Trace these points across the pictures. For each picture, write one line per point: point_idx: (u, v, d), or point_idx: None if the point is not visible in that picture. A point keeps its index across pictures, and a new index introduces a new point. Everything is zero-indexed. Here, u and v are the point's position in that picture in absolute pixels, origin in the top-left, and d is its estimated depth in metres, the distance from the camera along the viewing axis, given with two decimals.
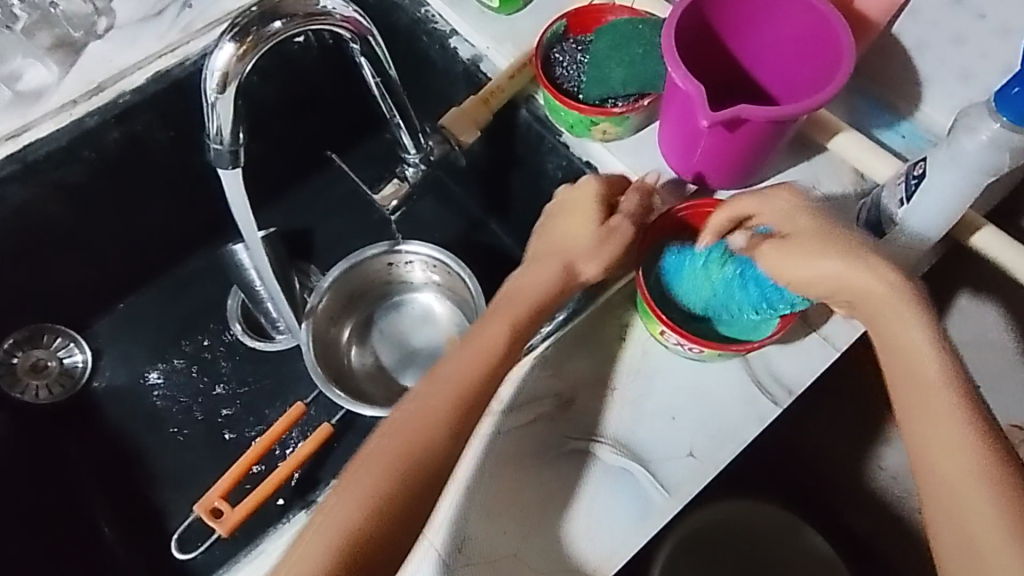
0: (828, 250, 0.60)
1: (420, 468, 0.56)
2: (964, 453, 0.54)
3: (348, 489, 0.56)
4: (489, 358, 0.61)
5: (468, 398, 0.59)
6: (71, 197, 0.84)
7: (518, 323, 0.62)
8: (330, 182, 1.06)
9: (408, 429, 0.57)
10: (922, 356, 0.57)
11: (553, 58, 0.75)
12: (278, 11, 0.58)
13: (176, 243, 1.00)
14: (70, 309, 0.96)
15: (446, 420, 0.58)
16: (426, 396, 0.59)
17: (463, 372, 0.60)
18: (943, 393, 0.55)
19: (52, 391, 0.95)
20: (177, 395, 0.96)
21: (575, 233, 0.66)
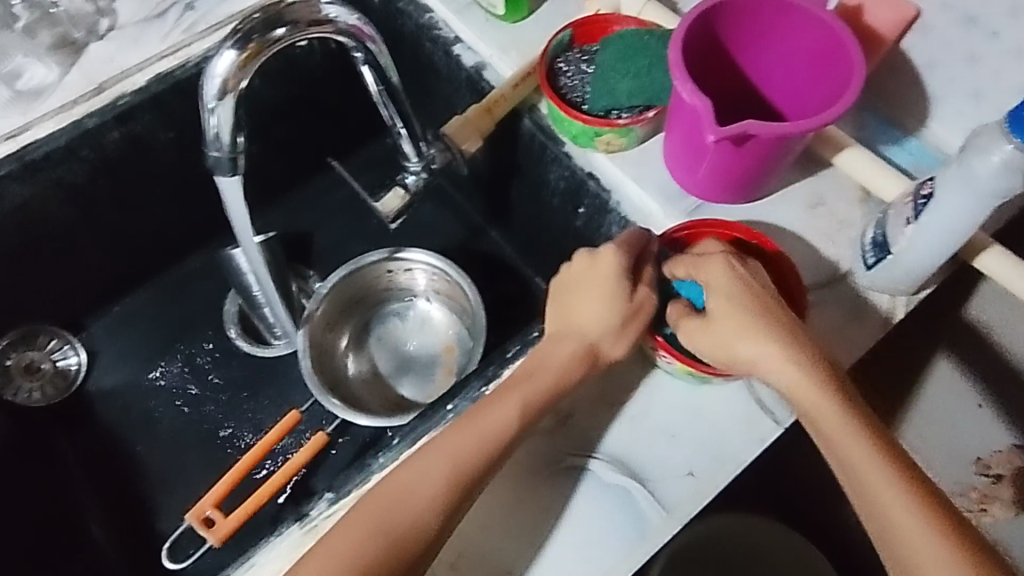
0: (744, 326, 0.59)
1: (409, 545, 0.56)
2: (905, 513, 0.54)
3: (329, 546, 0.56)
4: (497, 438, 0.59)
5: (467, 479, 0.57)
6: (69, 197, 0.83)
7: (530, 402, 0.60)
8: (331, 185, 1.05)
9: (402, 499, 0.57)
10: (853, 434, 0.56)
11: (558, 68, 0.75)
12: (282, 16, 0.58)
13: (174, 246, 0.99)
14: (64, 310, 0.94)
15: (437, 496, 0.57)
16: (424, 467, 0.58)
17: (467, 449, 0.58)
18: (875, 459, 0.56)
19: (46, 393, 0.93)
20: (172, 399, 0.95)
21: (598, 308, 0.63)
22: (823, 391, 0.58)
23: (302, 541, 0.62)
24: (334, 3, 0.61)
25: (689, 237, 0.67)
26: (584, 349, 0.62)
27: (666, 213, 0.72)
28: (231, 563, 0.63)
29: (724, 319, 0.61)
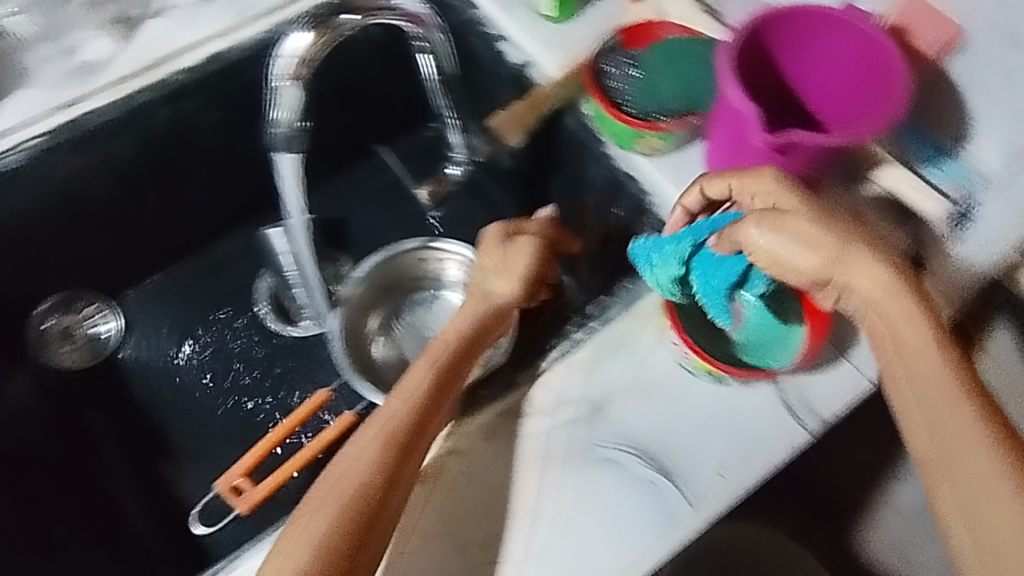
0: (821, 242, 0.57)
1: (365, 509, 0.56)
2: (966, 415, 0.55)
3: (301, 523, 0.56)
4: (417, 398, 0.62)
5: (400, 436, 0.59)
6: (117, 170, 0.86)
7: (438, 361, 0.64)
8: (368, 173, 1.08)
9: (348, 472, 0.57)
10: (928, 352, 0.57)
11: (604, 70, 0.77)
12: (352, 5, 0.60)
13: (211, 224, 1.01)
14: (103, 278, 0.97)
15: (376, 461, 0.58)
16: (361, 439, 0.59)
17: (390, 408, 0.61)
18: (940, 363, 0.56)
19: (81, 357, 0.96)
20: (202, 372, 0.97)
21: (508, 273, 0.69)
22: (891, 295, 0.57)
23: None
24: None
25: None
26: (486, 310, 0.68)
27: None
28: (264, 532, 0.64)
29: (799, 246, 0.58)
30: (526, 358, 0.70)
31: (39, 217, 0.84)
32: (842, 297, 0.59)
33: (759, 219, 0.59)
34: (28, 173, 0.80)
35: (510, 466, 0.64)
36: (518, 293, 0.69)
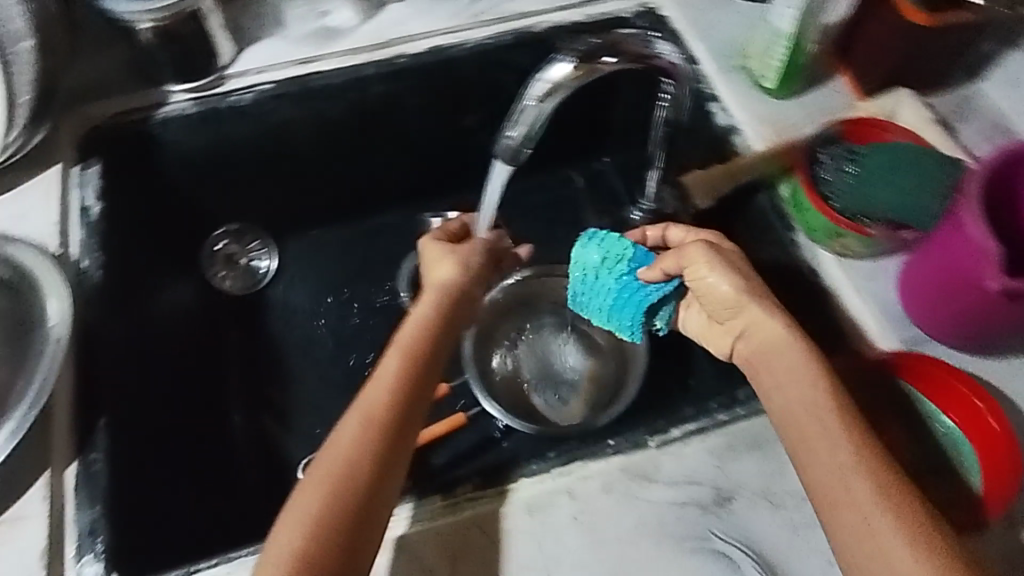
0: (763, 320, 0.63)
1: (352, 494, 0.55)
2: (829, 424, 0.57)
3: (297, 504, 0.55)
4: (391, 385, 0.61)
5: (383, 420, 0.59)
6: (323, 127, 0.92)
7: (413, 351, 0.64)
8: (526, 190, 1.12)
9: (332, 454, 0.57)
10: (829, 425, 0.57)
11: (817, 158, 0.74)
12: (618, 47, 0.60)
13: (379, 197, 1.06)
14: (274, 218, 1.03)
15: (362, 445, 0.57)
16: (343, 424, 0.59)
17: (379, 398, 0.60)
18: (804, 377, 0.60)
19: (234, 284, 1.02)
20: (333, 329, 1.01)
21: (441, 261, 0.71)
22: (790, 331, 0.62)
23: (439, 513, 0.61)
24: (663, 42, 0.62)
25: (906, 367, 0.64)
26: (438, 292, 0.69)
27: (881, 335, 0.69)
28: None
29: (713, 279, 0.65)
30: (663, 422, 0.65)
31: (248, 150, 0.91)
32: (741, 335, 0.65)
33: (703, 247, 0.66)
34: (252, 113, 0.87)
35: (621, 527, 0.60)
36: (451, 274, 0.71)
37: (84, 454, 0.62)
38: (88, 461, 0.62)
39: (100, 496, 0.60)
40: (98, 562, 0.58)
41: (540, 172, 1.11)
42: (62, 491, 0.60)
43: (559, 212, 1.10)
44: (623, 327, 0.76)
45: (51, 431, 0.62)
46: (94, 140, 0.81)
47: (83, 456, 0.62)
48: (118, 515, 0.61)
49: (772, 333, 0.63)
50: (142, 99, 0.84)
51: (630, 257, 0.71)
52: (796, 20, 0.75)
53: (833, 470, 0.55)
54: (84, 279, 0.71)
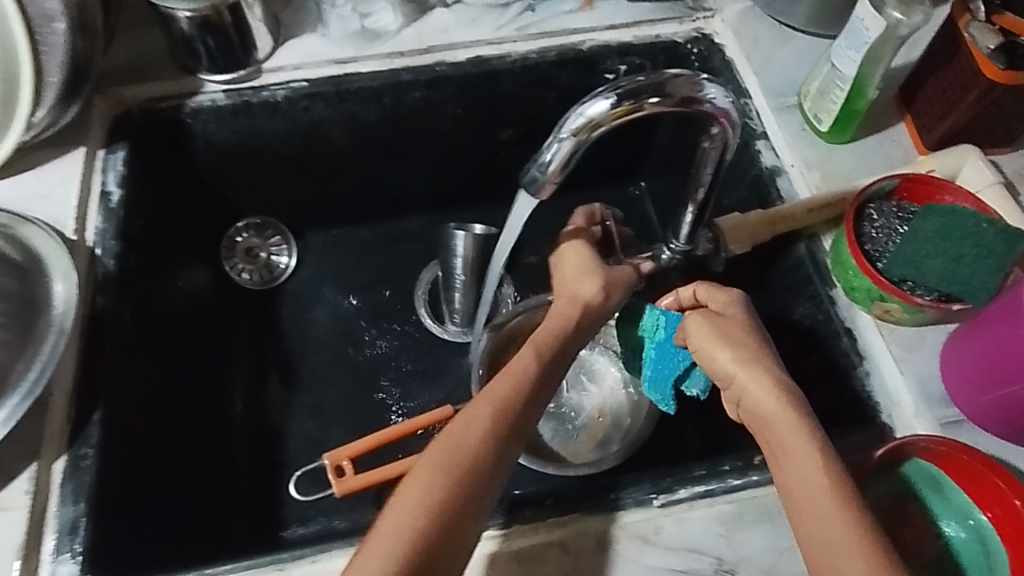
0: (743, 369, 0.57)
1: (436, 518, 0.50)
2: (823, 501, 0.50)
3: (384, 530, 0.49)
4: (504, 400, 0.55)
5: (488, 438, 0.53)
6: (355, 128, 0.90)
7: (541, 355, 0.58)
8: (557, 209, 1.09)
9: (412, 482, 0.51)
10: (810, 467, 0.52)
11: (866, 214, 0.69)
12: (664, 86, 0.55)
13: (407, 202, 1.04)
14: (299, 215, 1.01)
15: (466, 459, 0.52)
16: (431, 445, 0.53)
17: (477, 412, 0.54)
18: (801, 443, 0.53)
19: (252, 277, 1.01)
20: (346, 334, 0.99)
21: (585, 279, 0.64)
22: (781, 389, 0.56)
23: None
24: (715, 83, 0.57)
25: (933, 452, 0.58)
26: (582, 302, 0.63)
27: (918, 411, 0.64)
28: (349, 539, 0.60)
29: (720, 356, 0.59)
30: (670, 480, 0.61)
31: (277, 146, 0.90)
32: (737, 404, 0.58)
33: (702, 317, 0.61)
34: (284, 110, 0.86)
35: None
36: (602, 292, 0.64)
37: (76, 446, 0.61)
38: (78, 453, 0.61)
39: (85, 493, 0.59)
40: (75, 562, 0.57)
41: (573, 192, 1.08)
42: (49, 482, 0.59)
43: None
44: (659, 395, 0.70)
45: (47, 419, 0.62)
46: (124, 124, 0.80)
47: (75, 448, 0.61)
48: (102, 513, 0.60)
49: (766, 400, 0.55)
50: (175, 86, 0.83)
51: (664, 325, 0.67)
52: (858, 64, 0.70)
53: (829, 560, 0.48)
54: (97, 268, 0.71)
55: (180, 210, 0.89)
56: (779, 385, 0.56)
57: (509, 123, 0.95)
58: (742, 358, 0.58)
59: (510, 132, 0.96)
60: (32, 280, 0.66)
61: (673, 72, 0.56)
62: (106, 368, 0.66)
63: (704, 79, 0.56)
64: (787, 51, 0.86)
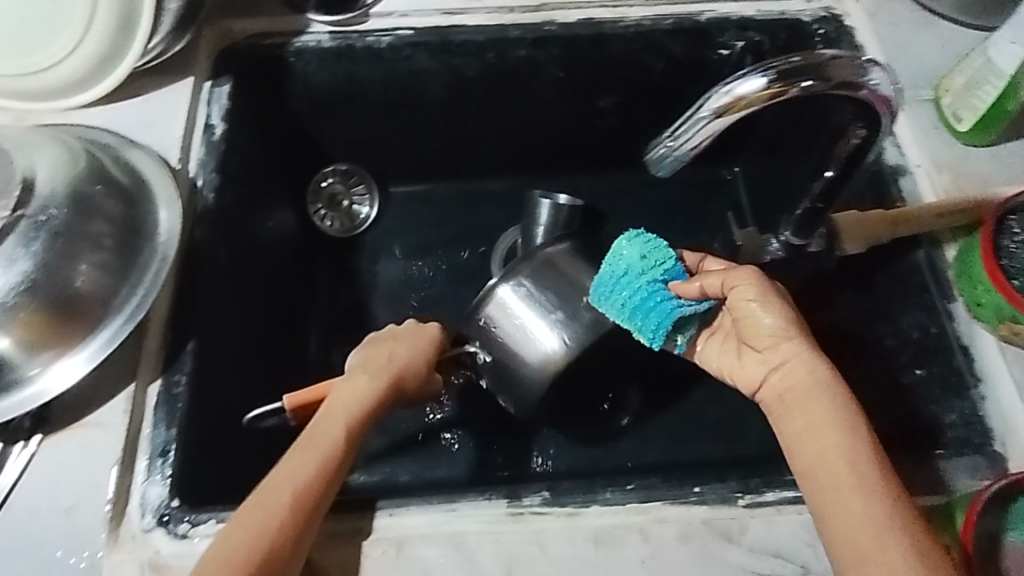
0: (787, 337, 0.58)
1: (283, 525, 0.53)
2: (858, 472, 0.51)
3: (224, 543, 0.52)
4: (365, 401, 0.63)
5: (330, 455, 0.58)
6: (454, 83, 0.88)
7: (376, 370, 0.66)
8: (644, 186, 1.05)
9: (275, 490, 0.55)
10: (846, 443, 0.52)
11: (1007, 224, 0.63)
12: (821, 69, 0.51)
13: (493, 164, 1.02)
14: (386, 166, 1.00)
15: (306, 479, 0.56)
16: (291, 459, 0.57)
17: (331, 430, 0.60)
18: (841, 420, 0.53)
19: (333, 225, 1.01)
20: (421, 291, 0.99)
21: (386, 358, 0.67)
22: (823, 371, 0.56)
23: (504, 520, 0.58)
24: (877, 68, 0.53)
25: None
26: (812, 376, 0.56)
27: None
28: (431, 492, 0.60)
29: (764, 319, 0.58)
30: (760, 480, 0.59)
31: (374, 95, 0.88)
32: (772, 372, 0.59)
33: (752, 270, 0.59)
34: (386, 58, 0.84)
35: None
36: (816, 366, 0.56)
37: (169, 373, 0.62)
38: (171, 380, 0.62)
39: (176, 419, 0.61)
40: (164, 485, 0.58)
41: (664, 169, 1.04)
42: (144, 404, 0.61)
43: (674, 216, 1.04)
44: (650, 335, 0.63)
45: (143, 343, 0.63)
46: (229, 57, 0.80)
47: (169, 374, 0.62)
48: (191, 440, 0.62)
49: (807, 376, 0.56)
50: (283, 24, 0.82)
51: (665, 269, 0.63)
52: None
53: (860, 530, 0.49)
54: (196, 199, 0.71)
55: (274, 150, 0.89)
56: (821, 357, 0.57)
57: (610, 92, 0.91)
58: (787, 326, 0.58)
59: (609, 100, 0.93)
60: (136, 203, 0.67)
61: (832, 54, 0.52)
62: (200, 300, 0.67)
63: (868, 63, 0.52)
64: (924, 40, 0.80)
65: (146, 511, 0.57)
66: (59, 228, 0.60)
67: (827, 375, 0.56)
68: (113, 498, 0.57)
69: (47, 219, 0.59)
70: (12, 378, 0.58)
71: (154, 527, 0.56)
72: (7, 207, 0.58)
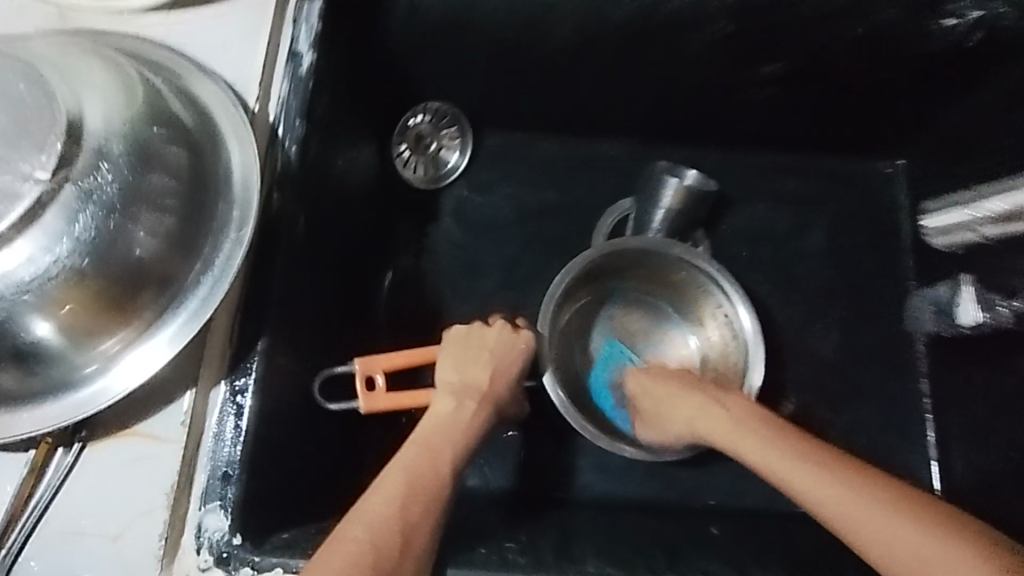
0: (693, 404, 0.60)
1: (386, 553, 0.44)
2: (816, 482, 0.48)
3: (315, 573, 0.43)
4: (461, 425, 0.56)
5: (429, 479, 0.50)
6: (594, 23, 0.71)
7: (471, 390, 0.60)
8: (785, 171, 0.89)
9: (370, 509, 0.47)
10: (800, 471, 0.49)
11: None
12: None
13: (612, 124, 0.86)
14: (485, 108, 0.84)
15: (405, 501, 0.48)
16: (385, 476, 0.50)
17: (428, 455, 0.52)
18: (782, 453, 0.51)
19: (416, 172, 0.85)
20: (507, 263, 0.85)
21: (474, 367, 0.62)
22: (746, 422, 0.55)
23: None
24: None
25: None
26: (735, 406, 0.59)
27: None
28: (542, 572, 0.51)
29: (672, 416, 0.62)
30: None
31: (493, 27, 0.72)
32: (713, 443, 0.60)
33: (641, 378, 0.70)
34: None
35: None
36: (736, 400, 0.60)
37: (235, 375, 0.52)
38: (237, 384, 0.52)
39: (242, 434, 0.51)
40: (224, 516, 0.49)
41: (817, 153, 0.87)
42: (205, 412, 0.51)
43: (816, 211, 0.88)
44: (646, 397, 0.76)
45: (206, 337, 0.52)
46: None
47: (234, 377, 0.52)
48: (258, 458, 0.52)
49: (733, 431, 0.56)
50: None
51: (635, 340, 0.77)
52: None
53: (865, 527, 0.45)
54: (277, 152, 0.58)
55: (363, 83, 0.74)
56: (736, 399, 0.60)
57: (776, 57, 0.74)
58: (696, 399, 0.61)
59: (774, 67, 0.75)
60: (203, 163, 0.52)
61: None
62: (275, 285, 0.55)
63: None
64: None
65: (202, 546, 0.48)
66: (110, 196, 0.46)
67: (750, 411, 0.57)
68: (167, 528, 0.47)
69: (95, 184, 0.45)
70: (52, 377, 0.48)
71: (211, 567, 0.48)
72: (46, 168, 0.43)
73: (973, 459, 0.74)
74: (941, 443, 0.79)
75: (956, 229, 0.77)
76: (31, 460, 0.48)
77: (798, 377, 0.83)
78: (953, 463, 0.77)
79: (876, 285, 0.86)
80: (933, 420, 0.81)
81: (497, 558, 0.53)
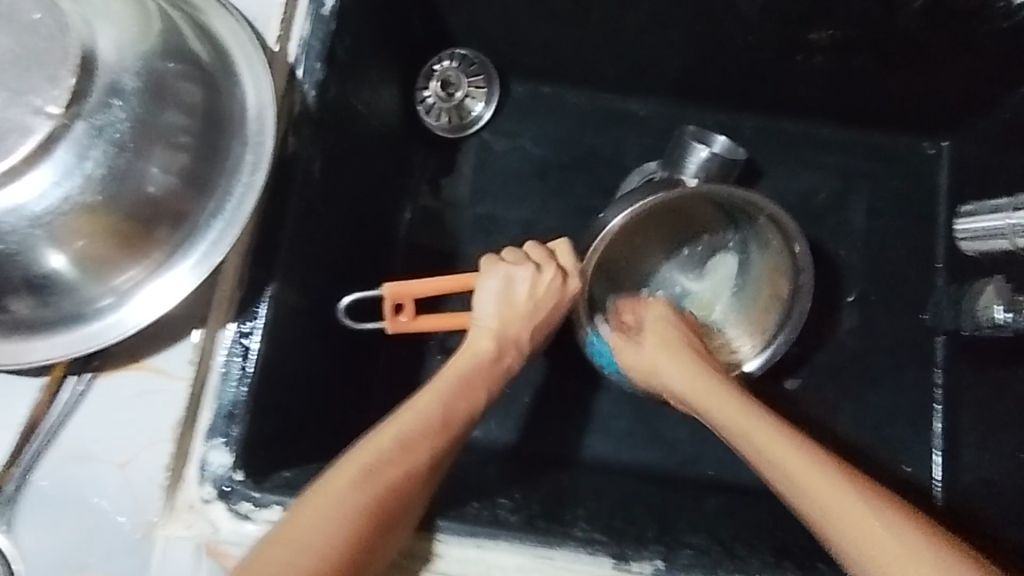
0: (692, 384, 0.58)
1: (401, 485, 0.46)
2: (807, 479, 0.47)
3: (321, 501, 0.43)
4: (489, 375, 0.55)
5: (452, 423, 0.50)
6: None
7: (510, 340, 0.56)
8: (825, 143, 0.85)
9: (393, 432, 0.48)
10: (786, 454, 0.48)
11: None
12: None
13: (647, 81, 0.82)
14: (515, 56, 0.81)
15: (428, 441, 0.48)
16: (413, 407, 0.50)
17: (458, 403, 0.52)
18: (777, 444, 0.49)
19: (438, 120, 0.83)
20: (528, 218, 0.83)
21: (516, 313, 0.56)
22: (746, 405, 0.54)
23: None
24: None
25: None
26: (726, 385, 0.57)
27: None
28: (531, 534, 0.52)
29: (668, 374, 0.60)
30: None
31: None
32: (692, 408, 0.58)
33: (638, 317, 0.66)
34: None
35: None
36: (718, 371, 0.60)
37: (243, 319, 0.53)
38: (245, 328, 0.53)
39: (248, 377, 0.52)
40: (227, 453, 0.50)
41: (861, 125, 0.83)
42: (211, 353, 0.52)
43: (852, 187, 0.84)
44: None
45: (216, 280, 0.53)
46: None
47: (241, 321, 0.53)
48: (261, 399, 0.53)
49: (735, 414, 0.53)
50: None
51: None
52: None
53: (857, 529, 0.44)
54: (295, 96, 0.57)
55: (391, 23, 0.72)
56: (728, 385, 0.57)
57: (827, 22, 0.70)
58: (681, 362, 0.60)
59: (824, 34, 0.72)
60: (219, 102, 0.51)
61: None
62: (288, 229, 0.55)
63: None
64: None
65: (206, 480, 0.50)
66: (120, 131, 0.46)
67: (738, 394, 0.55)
68: (171, 463, 0.50)
69: (107, 120, 0.45)
70: (62, 309, 0.49)
71: (213, 500, 0.49)
72: (58, 104, 0.43)
73: (976, 448, 0.72)
74: (949, 435, 0.77)
75: (989, 235, 0.68)
76: (46, 386, 0.50)
77: (813, 358, 0.82)
78: (960, 452, 0.75)
79: (906, 270, 0.83)
80: (943, 406, 0.79)
81: (489, 515, 0.54)
